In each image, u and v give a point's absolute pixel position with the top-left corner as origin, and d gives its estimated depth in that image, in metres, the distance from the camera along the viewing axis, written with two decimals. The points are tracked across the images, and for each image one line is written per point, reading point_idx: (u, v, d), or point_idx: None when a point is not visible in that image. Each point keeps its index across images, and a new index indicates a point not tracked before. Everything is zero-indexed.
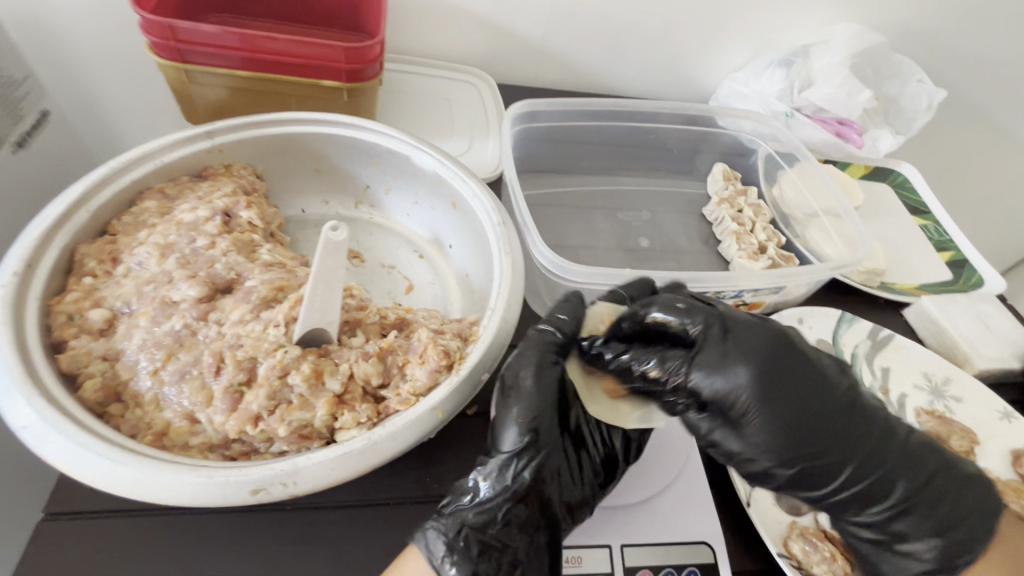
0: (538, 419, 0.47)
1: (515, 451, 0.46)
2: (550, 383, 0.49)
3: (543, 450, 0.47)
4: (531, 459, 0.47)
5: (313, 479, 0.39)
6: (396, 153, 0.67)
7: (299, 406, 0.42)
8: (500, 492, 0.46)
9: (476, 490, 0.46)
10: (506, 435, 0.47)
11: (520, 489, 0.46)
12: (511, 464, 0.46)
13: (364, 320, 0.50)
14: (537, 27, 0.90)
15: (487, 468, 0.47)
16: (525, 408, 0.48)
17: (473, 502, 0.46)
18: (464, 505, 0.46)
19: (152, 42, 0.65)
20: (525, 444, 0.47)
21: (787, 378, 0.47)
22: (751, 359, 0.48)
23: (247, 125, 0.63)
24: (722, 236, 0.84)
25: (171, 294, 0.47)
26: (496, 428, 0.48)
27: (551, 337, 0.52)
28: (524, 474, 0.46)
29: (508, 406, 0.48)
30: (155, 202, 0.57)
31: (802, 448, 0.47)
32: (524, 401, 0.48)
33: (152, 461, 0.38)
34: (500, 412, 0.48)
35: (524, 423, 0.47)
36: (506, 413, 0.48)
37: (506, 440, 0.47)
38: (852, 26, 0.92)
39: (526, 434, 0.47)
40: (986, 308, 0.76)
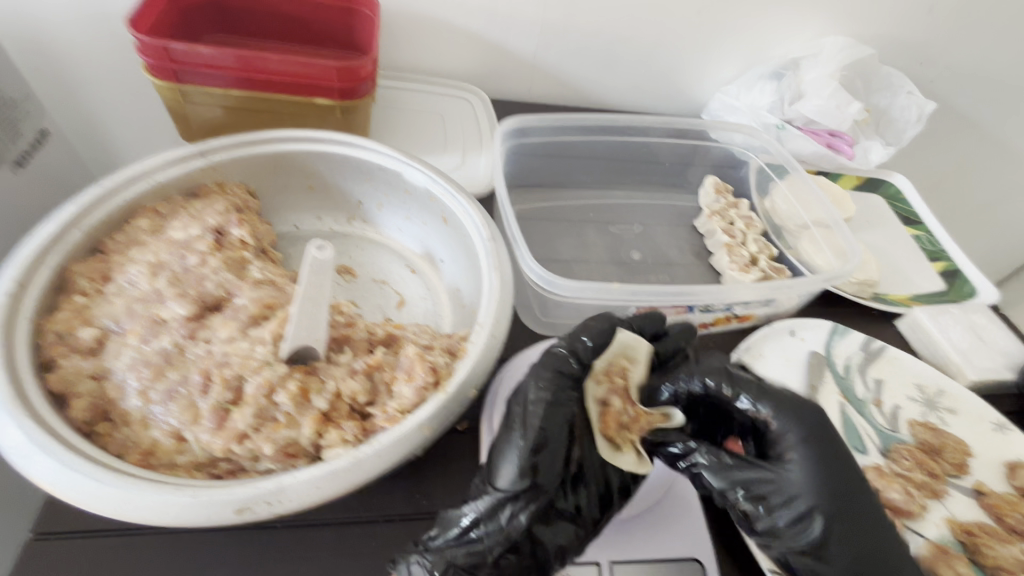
0: (540, 454, 0.45)
1: (512, 486, 0.44)
2: (557, 419, 0.46)
3: (542, 488, 0.44)
4: (527, 496, 0.44)
5: (299, 498, 0.39)
6: (387, 169, 0.68)
7: (285, 424, 0.42)
8: (490, 527, 0.43)
9: (464, 521, 0.44)
10: (505, 470, 0.44)
11: (511, 525, 0.43)
12: (504, 498, 0.44)
13: (352, 336, 0.50)
14: (530, 43, 0.92)
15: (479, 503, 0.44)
16: (528, 437, 0.45)
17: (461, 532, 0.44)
18: (452, 535, 0.44)
19: (148, 63, 0.67)
20: (523, 479, 0.44)
21: (819, 434, 0.48)
22: (802, 420, 0.49)
23: (239, 143, 0.64)
24: (713, 248, 0.85)
25: (160, 312, 0.48)
26: (493, 457, 0.46)
27: (568, 363, 0.50)
28: (518, 513, 0.43)
29: (509, 433, 0.46)
30: (147, 220, 0.57)
31: (816, 501, 0.45)
32: (528, 431, 0.45)
33: (139, 481, 0.38)
34: (500, 442, 0.46)
35: (526, 453, 0.44)
36: (506, 444, 0.45)
37: (504, 472, 0.44)
38: (841, 39, 0.93)
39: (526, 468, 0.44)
40: (979, 318, 0.76)
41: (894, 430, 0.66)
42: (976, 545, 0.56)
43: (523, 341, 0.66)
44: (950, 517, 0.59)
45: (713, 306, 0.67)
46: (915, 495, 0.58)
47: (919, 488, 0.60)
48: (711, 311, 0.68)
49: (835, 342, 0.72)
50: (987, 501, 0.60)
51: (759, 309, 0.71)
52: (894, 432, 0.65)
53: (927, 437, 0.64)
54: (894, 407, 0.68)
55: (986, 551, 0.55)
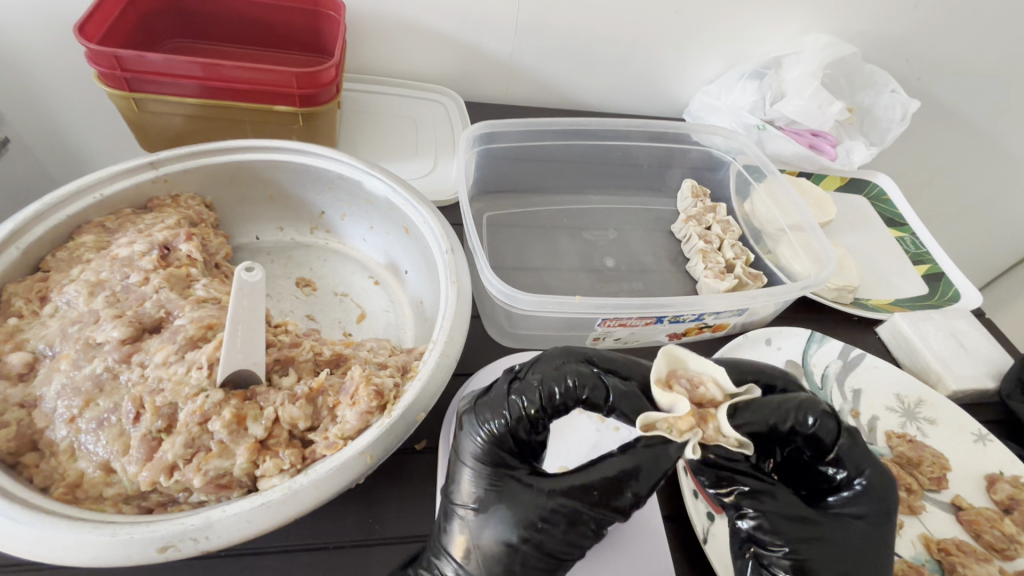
0: (490, 525, 0.41)
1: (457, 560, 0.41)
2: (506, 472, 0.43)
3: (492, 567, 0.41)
4: None
5: (227, 534, 0.37)
6: (347, 178, 0.66)
7: (218, 453, 0.41)
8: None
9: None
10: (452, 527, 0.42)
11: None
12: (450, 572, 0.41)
13: (297, 357, 0.48)
14: (503, 44, 0.89)
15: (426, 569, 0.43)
16: (479, 506, 0.42)
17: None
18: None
19: (99, 71, 0.64)
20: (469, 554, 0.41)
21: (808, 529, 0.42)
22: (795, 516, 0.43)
23: (190, 154, 0.61)
24: (689, 253, 0.82)
25: (95, 335, 0.46)
26: (440, 522, 0.44)
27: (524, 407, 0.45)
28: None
29: (456, 499, 0.43)
30: (92, 236, 0.55)
31: None
32: (478, 498, 0.42)
33: (57, 519, 0.36)
34: (450, 505, 0.44)
35: (476, 525, 0.42)
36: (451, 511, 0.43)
37: (449, 543, 0.42)
38: (822, 37, 0.91)
39: (471, 542, 0.41)
40: (962, 324, 0.74)
41: (871, 443, 0.64)
42: (951, 564, 0.54)
43: (488, 354, 0.64)
44: (925, 533, 0.57)
45: (684, 316, 0.64)
46: None
47: None
48: (682, 322, 0.65)
49: (812, 351, 0.70)
50: (965, 517, 0.58)
51: (733, 318, 0.69)
52: (872, 445, 0.64)
53: (904, 450, 0.62)
54: (872, 418, 0.66)
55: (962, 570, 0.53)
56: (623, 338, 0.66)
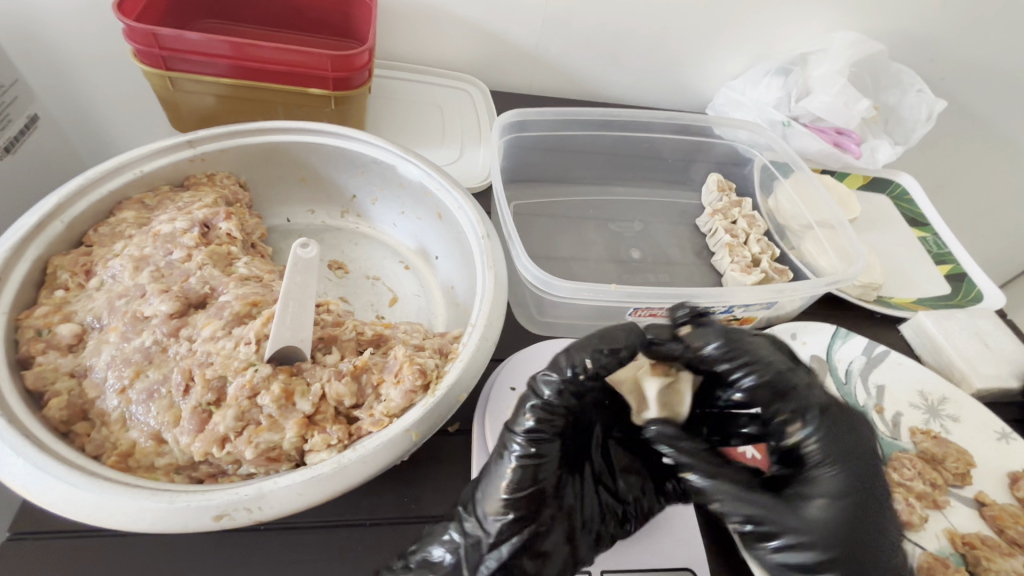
0: (529, 439, 0.44)
1: (505, 483, 0.43)
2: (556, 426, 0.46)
3: (535, 478, 0.43)
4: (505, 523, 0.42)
5: (278, 505, 0.38)
6: (381, 162, 0.66)
7: (268, 427, 0.42)
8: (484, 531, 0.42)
9: (451, 535, 0.43)
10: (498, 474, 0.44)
11: (509, 528, 0.42)
12: (494, 501, 0.42)
13: (340, 336, 0.49)
14: (531, 34, 0.89)
15: (472, 514, 0.43)
16: (514, 424, 0.45)
17: (447, 553, 0.43)
18: (442, 555, 0.43)
19: (136, 49, 0.64)
20: (517, 472, 0.43)
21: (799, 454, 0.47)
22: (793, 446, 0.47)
23: (228, 134, 0.61)
24: (715, 247, 0.83)
25: (142, 309, 0.46)
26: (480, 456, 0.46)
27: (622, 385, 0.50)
28: (516, 510, 0.42)
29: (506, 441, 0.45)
30: (133, 212, 0.56)
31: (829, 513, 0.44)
32: (512, 422, 0.45)
33: (114, 485, 0.37)
34: (488, 439, 0.46)
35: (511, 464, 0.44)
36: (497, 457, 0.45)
37: (493, 474, 0.44)
38: (851, 33, 0.90)
39: (517, 462, 0.43)
40: (986, 324, 0.74)
41: (895, 438, 0.64)
42: (976, 558, 0.54)
43: (518, 340, 0.65)
44: (949, 528, 0.58)
45: (713, 308, 0.64)
46: (916, 505, 0.57)
47: (919, 498, 0.59)
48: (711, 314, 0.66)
49: (837, 347, 0.70)
50: (989, 513, 0.58)
51: (760, 311, 0.69)
52: (896, 440, 0.64)
53: (929, 446, 0.62)
54: (896, 414, 0.66)
55: (986, 564, 0.54)
56: None
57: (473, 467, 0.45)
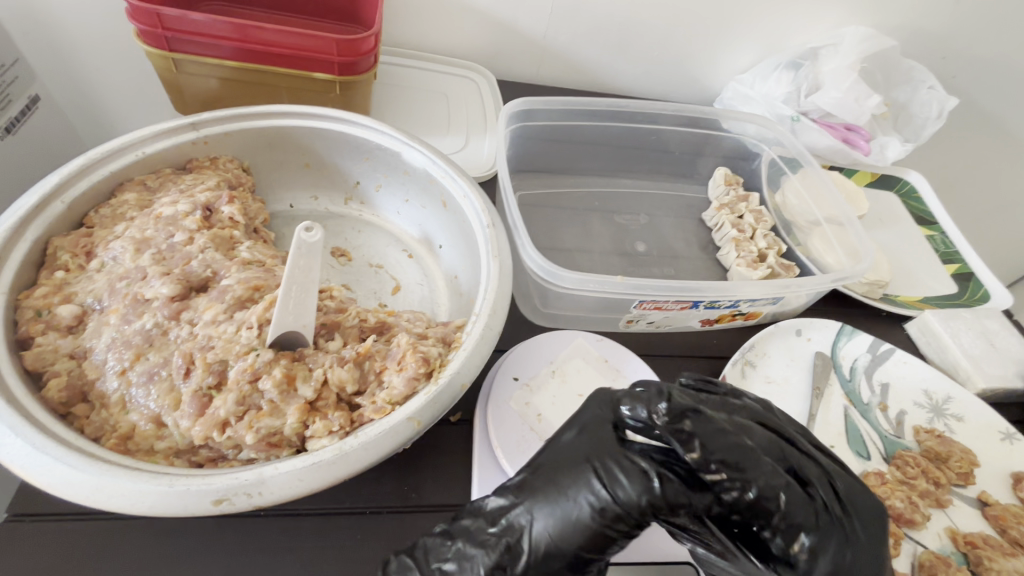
0: (615, 505, 0.37)
1: (571, 529, 0.38)
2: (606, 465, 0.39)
3: (602, 540, 0.38)
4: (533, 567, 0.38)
5: (279, 491, 0.37)
6: (386, 149, 0.65)
7: (269, 412, 0.41)
8: (529, 564, 0.38)
9: (484, 545, 0.39)
10: (548, 515, 0.38)
11: (548, 573, 0.38)
12: (553, 539, 0.38)
13: (342, 323, 0.49)
14: (539, 23, 0.88)
15: (522, 531, 0.38)
16: (609, 476, 0.38)
17: (478, 569, 0.38)
18: (468, 567, 0.38)
19: (139, 29, 0.63)
20: (588, 530, 0.38)
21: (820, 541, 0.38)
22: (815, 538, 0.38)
23: (232, 117, 0.61)
24: (721, 242, 0.82)
25: (143, 291, 0.46)
26: (551, 487, 0.39)
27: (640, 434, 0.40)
28: (567, 562, 0.38)
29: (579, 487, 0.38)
30: (134, 194, 0.55)
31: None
32: (597, 476, 0.38)
33: (114, 468, 0.36)
34: (558, 476, 0.39)
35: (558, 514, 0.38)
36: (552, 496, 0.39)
37: (561, 513, 0.38)
38: (863, 28, 0.89)
39: (590, 519, 0.38)
40: (992, 324, 0.73)
41: (899, 436, 0.64)
42: (978, 557, 0.54)
43: (520, 332, 0.64)
44: (951, 526, 0.58)
45: (719, 302, 0.64)
46: (918, 504, 0.57)
47: (922, 496, 0.58)
48: (717, 308, 0.65)
49: (842, 344, 0.70)
50: (992, 512, 0.58)
51: (766, 306, 0.68)
52: (899, 439, 0.64)
53: (932, 444, 0.62)
54: (900, 413, 0.66)
55: (988, 564, 0.54)
56: (655, 321, 0.65)
57: (540, 491, 0.39)
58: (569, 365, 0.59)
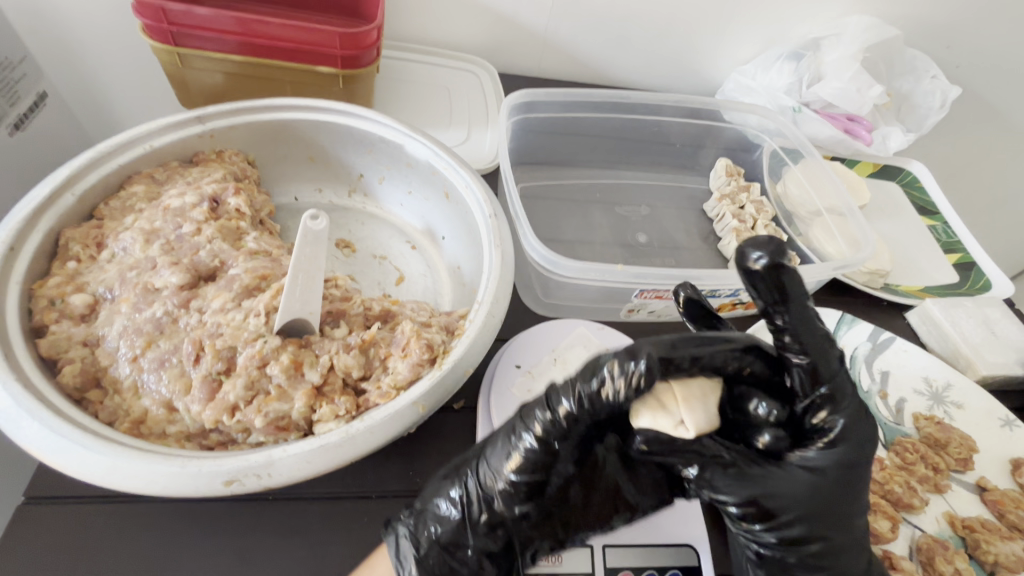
0: (553, 432, 0.42)
1: (519, 464, 0.42)
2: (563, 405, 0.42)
3: (543, 469, 0.42)
4: (505, 499, 0.43)
5: (288, 472, 0.38)
6: (389, 141, 0.66)
7: (277, 397, 0.43)
8: (484, 499, 0.43)
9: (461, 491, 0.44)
10: (501, 456, 0.43)
11: (507, 504, 0.43)
12: (502, 475, 0.43)
13: (348, 311, 0.50)
14: (540, 17, 0.88)
15: (477, 474, 0.44)
16: (546, 411, 0.42)
17: (454, 509, 0.44)
18: (444, 508, 0.44)
19: (145, 24, 0.63)
20: (535, 457, 0.42)
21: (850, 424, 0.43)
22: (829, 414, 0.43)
23: (237, 110, 0.61)
24: (722, 233, 0.83)
25: (153, 281, 0.47)
26: (504, 430, 0.45)
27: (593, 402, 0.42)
28: (517, 495, 0.43)
29: (525, 423, 0.43)
30: (143, 186, 0.56)
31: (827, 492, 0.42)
32: (539, 412, 0.43)
33: (127, 450, 0.38)
34: (511, 422, 0.45)
35: (506, 455, 0.43)
36: (507, 434, 0.44)
37: (509, 451, 0.43)
38: (865, 18, 0.89)
39: (534, 451, 0.42)
40: (993, 312, 0.74)
41: (898, 423, 0.65)
42: (975, 541, 0.55)
43: (521, 321, 0.65)
44: (950, 511, 0.58)
45: (719, 291, 0.64)
46: (917, 489, 0.58)
47: (921, 482, 0.59)
48: (717, 297, 0.66)
49: (842, 332, 0.70)
50: (990, 497, 0.59)
51: None
52: (899, 426, 0.64)
53: (932, 431, 0.62)
54: (900, 400, 0.66)
55: (986, 547, 0.54)
56: (656, 310, 0.66)
57: (497, 434, 0.45)
58: (571, 353, 0.60)
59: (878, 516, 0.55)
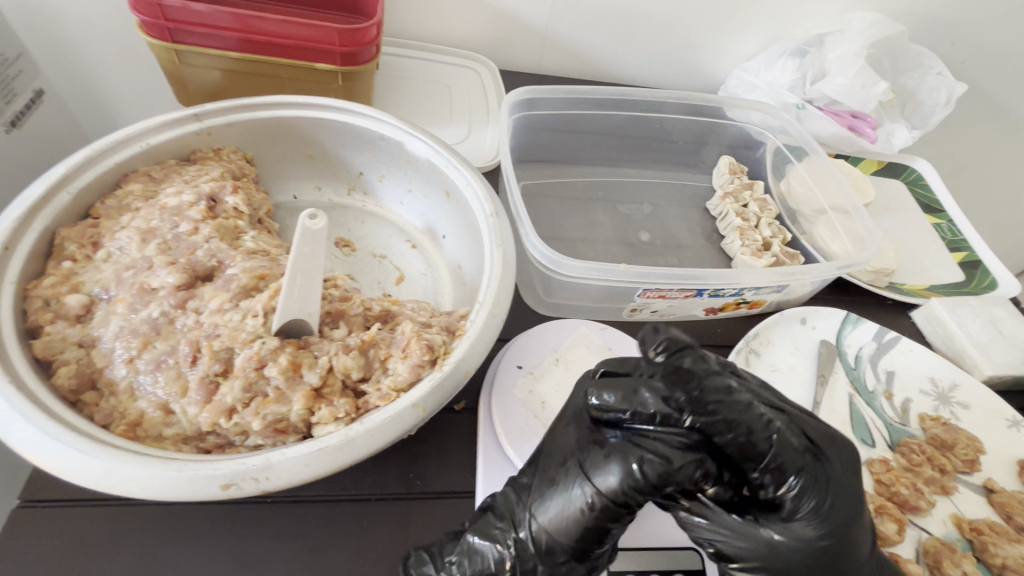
0: (608, 492, 0.40)
1: (568, 519, 0.40)
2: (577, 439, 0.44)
3: (594, 527, 0.40)
4: (550, 550, 0.41)
5: (287, 476, 0.38)
6: (389, 139, 0.65)
7: (275, 399, 0.42)
8: (528, 549, 0.41)
9: (503, 541, 0.41)
10: (549, 508, 0.41)
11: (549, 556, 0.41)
12: (551, 526, 0.41)
13: (347, 311, 0.49)
14: (541, 13, 0.87)
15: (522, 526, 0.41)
16: (597, 469, 0.41)
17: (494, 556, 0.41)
18: (477, 559, 0.41)
19: (142, 20, 0.62)
20: (588, 520, 0.40)
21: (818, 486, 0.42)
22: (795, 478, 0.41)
23: (235, 107, 0.60)
24: (725, 231, 0.82)
25: (149, 281, 0.46)
26: (548, 480, 0.42)
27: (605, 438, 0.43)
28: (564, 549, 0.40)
29: (577, 474, 0.41)
30: (139, 184, 0.55)
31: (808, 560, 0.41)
32: (594, 467, 0.41)
33: (124, 453, 0.37)
34: (557, 473, 0.42)
35: (554, 506, 0.41)
36: (555, 484, 0.42)
37: (560, 505, 0.41)
38: (869, 14, 0.88)
39: (588, 510, 0.40)
40: (999, 312, 0.73)
41: (904, 424, 0.64)
42: (983, 543, 0.54)
43: (523, 320, 0.64)
44: (956, 513, 0.58)
45: (723, 290, 0.63)
46: (923, 491, 0.57)
47: (927, 483, 0.58)
48: (721, 296, 0.65)
49: (847, 332, 0.69)
50: (997, 499, 0.58)
51: (771, 295, 0.68)
52: (904, 426, 0.64)
53: (938, 432, 0.61)
54: (905, 401, 0.66)
55: (993, 550, 0.53)
56: (659, 309, 0.65)
57: (540, 485, 0.43)
58: (573, 354, 0.59)
59: (883, 518, 0.55)
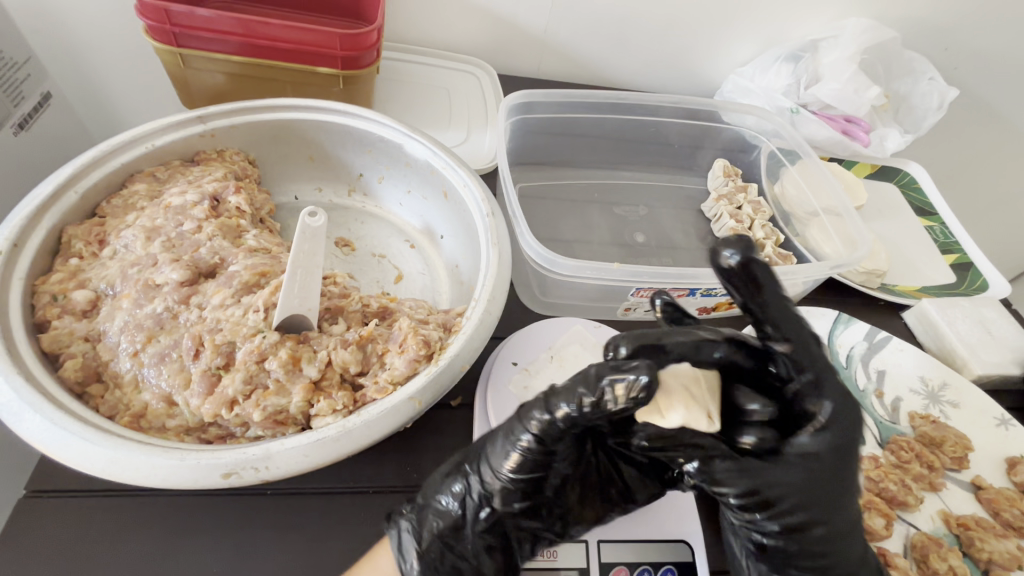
0: (548, 430, 0.43)
1: (518, 459, 0.44)
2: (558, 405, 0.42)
3: (541, 463, 0.44)
4: (507, 491, 0.44)
5: (286, 465, 0.39)
6: (388, 141, 0.67)
7: (275, 391, 0.43)
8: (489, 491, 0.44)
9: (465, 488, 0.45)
10: (505, 453, 0.44)
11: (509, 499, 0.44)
12: (506, 470, 0.44)
13: (346, 308, 0.50)
14: (540, 19, 0.89)
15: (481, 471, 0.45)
16: (544, 409, 0.43)
17: (456, 503, 0.45)
18: (447, 505, 0.45)
19: (148, 25, 0.64)
20: (531, 454, 0.43)
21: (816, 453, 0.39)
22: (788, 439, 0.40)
23: (238, 110, 0.62)
24: (720, 233, 0.83)
25: (154, 277, 0.48)
26: (506, 427, 0.45)
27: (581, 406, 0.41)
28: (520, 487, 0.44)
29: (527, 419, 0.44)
30: (144, 184, 0.56)
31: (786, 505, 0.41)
32: (545, 409, 0.43)
33: (128, 442, 0.38)
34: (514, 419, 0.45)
35: (507, 448, 0.44)
36: (510, 431, 0.45)
37: (512, 446, 0.44)
38: (863, 21, 0.89)
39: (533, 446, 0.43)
40: (990, 312, 0.74)
41: (894, 422, 0.65)
42: (970, 539, 0.55)
43: (518, 319, 0.66)
44: (944, 509, 0.58)
45: (715, 290, 0.65)
46: (912, 487, 0.58)
47: (915, 480, 0.59)
48: (713, 296, 0.66)
49: (838, 332, 0.71)
50: (985, 496, 0.59)
51: None
52: (894, 424, 0.65)
53: (927, 430, 0.62)
54: (895, 399, 0.67)
55: (980, 545, 0.54)
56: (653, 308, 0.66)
57: (499, 432, 0.46)
58: (567, 351, 0.60)
59: (872, 513, 0.56)
